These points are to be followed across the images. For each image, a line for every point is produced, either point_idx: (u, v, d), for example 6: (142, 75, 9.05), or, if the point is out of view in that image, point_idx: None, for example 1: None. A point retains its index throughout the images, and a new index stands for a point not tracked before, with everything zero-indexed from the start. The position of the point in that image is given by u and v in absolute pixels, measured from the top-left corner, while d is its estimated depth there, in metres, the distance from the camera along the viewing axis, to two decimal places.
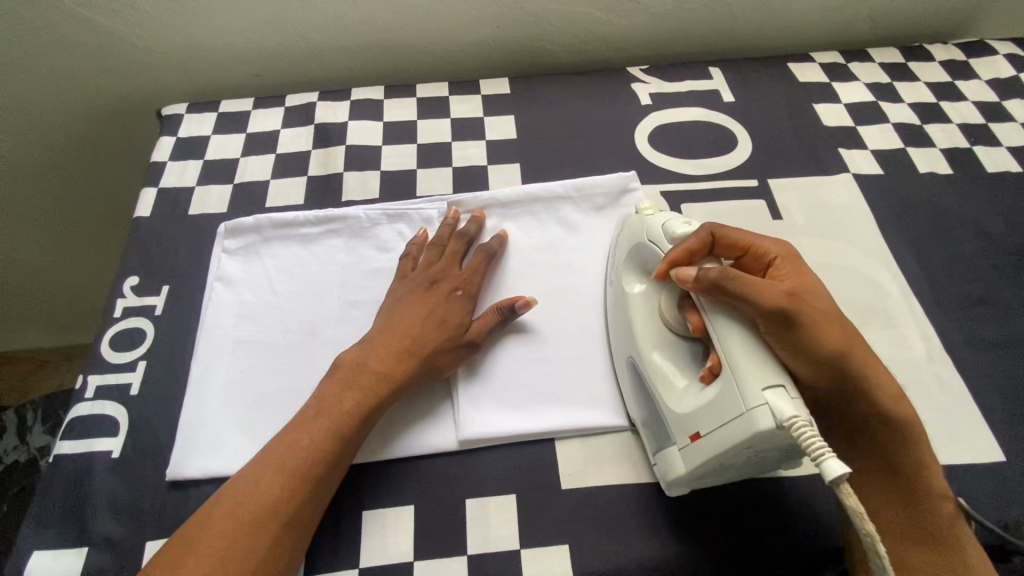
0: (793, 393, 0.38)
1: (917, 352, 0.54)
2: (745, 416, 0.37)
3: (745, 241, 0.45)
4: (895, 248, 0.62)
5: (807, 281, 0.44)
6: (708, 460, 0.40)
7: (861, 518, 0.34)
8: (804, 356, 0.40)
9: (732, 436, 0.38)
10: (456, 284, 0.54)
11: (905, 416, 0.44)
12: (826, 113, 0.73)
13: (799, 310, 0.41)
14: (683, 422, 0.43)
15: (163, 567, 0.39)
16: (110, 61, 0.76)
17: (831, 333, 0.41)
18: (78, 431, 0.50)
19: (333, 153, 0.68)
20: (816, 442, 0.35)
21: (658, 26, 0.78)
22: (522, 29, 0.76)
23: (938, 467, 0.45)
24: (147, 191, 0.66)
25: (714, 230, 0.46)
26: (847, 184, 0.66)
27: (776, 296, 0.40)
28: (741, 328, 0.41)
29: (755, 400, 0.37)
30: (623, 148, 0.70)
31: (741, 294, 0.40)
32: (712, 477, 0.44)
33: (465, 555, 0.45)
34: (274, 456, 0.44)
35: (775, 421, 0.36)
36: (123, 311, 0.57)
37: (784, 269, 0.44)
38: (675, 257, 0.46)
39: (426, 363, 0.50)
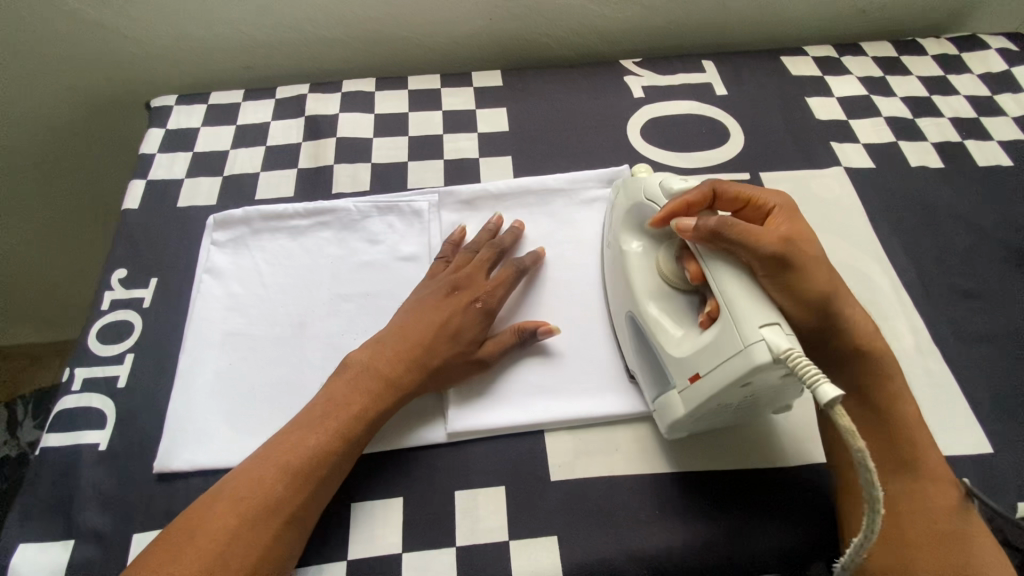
0: (787, 330, 0.38)
1: (906, 344, 0.55)
2: (743, 353, 0.38)
3: (744, 194, 0.46)
4: (885, 241, 0.62)
5: (801, 232, 0.44)
6: (707, 400, 0.41)
7: (854, 438, 0.34)
8: (795, 298, 0.42)
9: (730, 373, 0.39)
10: (477, 295, 0.52)
11: (890, 368, 0.46)
12: (818, 106, 0.73)
13: (795, 253, 0.42)
14: (682, 364, 0.43)
15: (158, 560, 0.39)
16: (98, 53, 0.76)
17: (824, 275, 0.43)
18: (65, 424, 0.49)
19: (324, 145, 0.68)
20: (809, 367, 0.35)
21: (651, 18, 0.78)
22: (514, 22, 0.76)
23: (936, 447, 0.44)
24: (136, 183, 0.65)
25: (715, 186, 0.47)
26: (839, 177, 0.66)
27: (772, 241, 0.42)
28: (740, 274, 0.42)
29: (753, 337, 0.38)
30: (615, 141, 0.70)
31: (740, 239, 0.42)
32: (708, 420, 0.45)
33: (454, 547, 0.45)
34: (276, 454, 0.43)
35: (772, 355, 0.37)
36: (111, 303, 0.57)
37: (780, 219, 0.45)
38: (673, 209, 0.47)
39: (434, 372, 0.49)
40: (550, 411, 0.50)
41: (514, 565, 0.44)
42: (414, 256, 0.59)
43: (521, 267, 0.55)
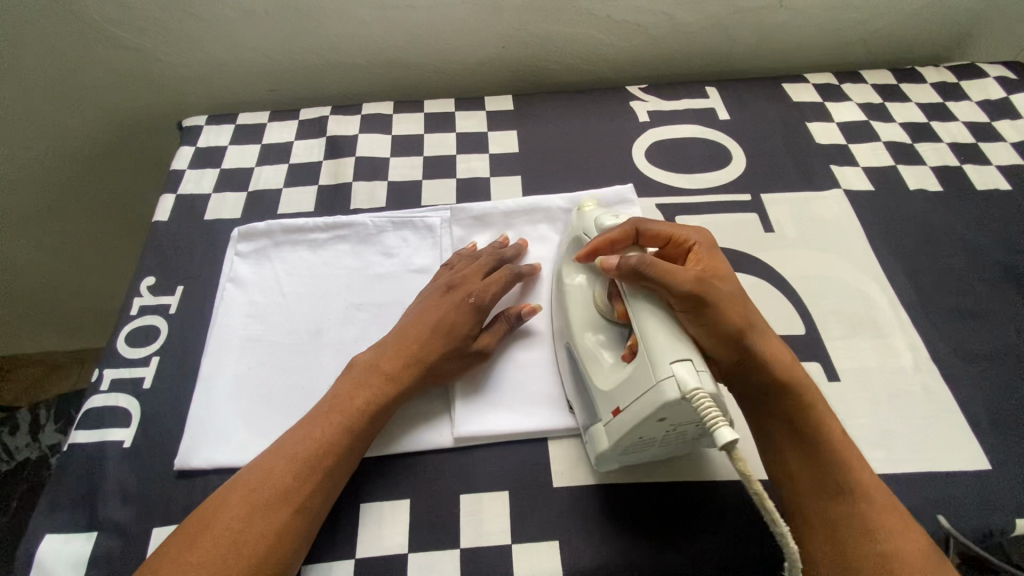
0: (699, 366, 0.41)
1: (904, 360, 0.56)
2: (654, 388, 0.41)
3: (666, 232, 0.51)
4: (884, 261, 0.63)
5: (718, 266, 0.50)
6: (626, 434, 0.43)
7: (749, 480, 0.37)
8: (710, 328, 0.45)
9: (646, 407, 0.41)
10: (473, 293, 0.54)
11: (805, 389, 0.47)
12: (819, 130, 0.76)
13: (706, 291, 0.45)
14: (607, 398, 0.46)
15: (182, 543, 0.41)
16: (136, 76, 0.81)
17: (734, 309, 0.46)
18: (93, 422, 0.52)
19: (343, 164, 0.72)
20: (712, 412, 0.38)
21: (658, 47, 0.81)
22: (525, 49, 0.80)
23: (866, 468, 0.45)
24: (166, 197, 0.69)
25: (638, 225, 0.51)
26: (838, 198, 0.68)
27: (688, 279, 0.45)
28: (658, 313, 0.44)
29: (664, 372, 0.40)
30: (621, 162, 0.73)
31: (658, 278, 0.45)
32: (637, 452, 0.46)
33: (458, 549, 0.46)
34: (289, 446, 0.46)
35: (679, 392, 0.39)
36: (139, 309, 0.60)
37: (700, 253, 0.51)
38: (598, 244, 0.51)
39: (432, 369, 0.51)
40: (552, 416, 0.52)
41: (515, 567, 0.45)
42: (425, 268, 0.62)
43: (518, 274, 0.57)
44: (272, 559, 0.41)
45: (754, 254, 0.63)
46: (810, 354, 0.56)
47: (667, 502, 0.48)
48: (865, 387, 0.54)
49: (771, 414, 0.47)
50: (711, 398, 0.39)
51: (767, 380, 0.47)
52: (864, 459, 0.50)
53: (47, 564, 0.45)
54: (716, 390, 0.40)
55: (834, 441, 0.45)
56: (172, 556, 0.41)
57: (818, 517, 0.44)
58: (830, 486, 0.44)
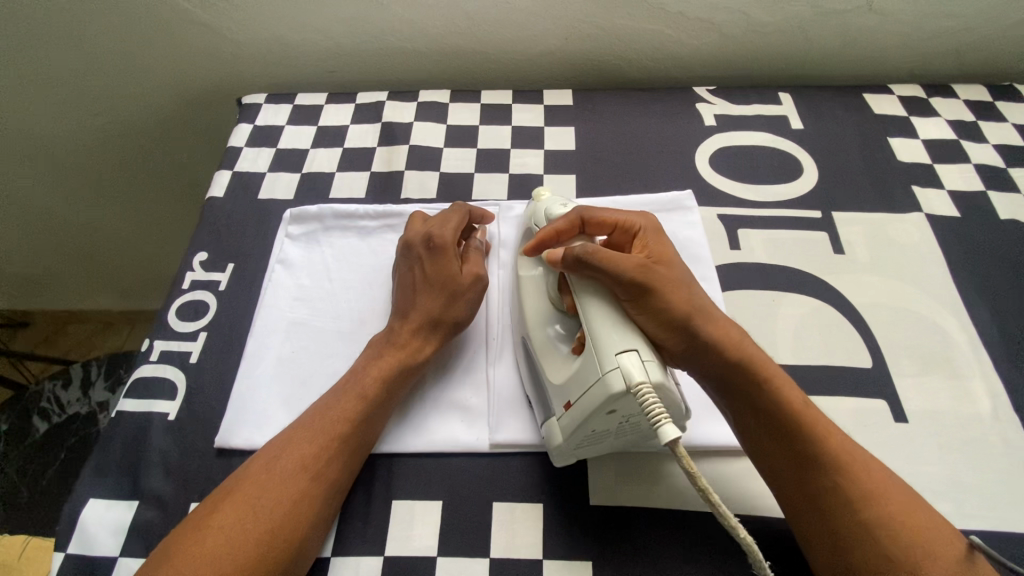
0: (645, 357, 0.40)
1: (982, 407, 0.51)
2: (601, 380, 0.40)
3: (609, 219, 0.51)
4: (966, 294, 0.58)
5: (664, 250, 0.49)
6: (577, 425, 0.42)
7: (693, 476, 0.36)
8: (658, 320, 0.44)
9: (593, 400, 0.41)
10: (430, 230, 0.55)
11: (754, 358, 0.45)
12: (902, 147, 0.71)
13: (650, 277, 0.45)
14: (560, 391, 0.45)
15: (206, 508, 0.43)
16: (199, 50, 0.82)
17: (682, 298, 0.45)
18: (140, 391, 0.53)
19: (397, 151, 0.71)
20: (654, 407, 0.38)
21: (731, 47, 0.77)
22: (590, 43, 0.77)
23: (857, 467, 0.42)
24: (223, 173, 0.70)
25: (582, 214, 0.51)
26: (918, 222, 0.63)
27: (629, 265, 0.45)
28: (603, 300, 0.44)
29: (610, 365, 0.40)
30: (682, 167, 0.69)
31: (602, 266, 0.45)
32: (595, 446, 0.46)
33: (488, 558, 0.45)
34: (306, 422, 0.47)
35: (624, 384, 0.39)
36: (191, 283, 0.61)
37: (646, 239, 0.50)
38: (544, 236, 0.51)
39: (432, 324, 0.52)
40: None
41: None
42: None
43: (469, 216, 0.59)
44: (292, 529, 0.42)
45: (822, 276, 0.59)
46: (876, 390, 0.52)
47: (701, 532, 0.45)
48: (937, 431, 0.50)
49: (734, 396, 0.45)
50: (654, 389, 0.39)
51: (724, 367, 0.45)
52: None
53: (90, 527, 0.46)
54: (661, 380, 0.40)
55: (795, 411, 0.44)
56: (193, 523, 0.42)
57: (797, 499, 0.42)
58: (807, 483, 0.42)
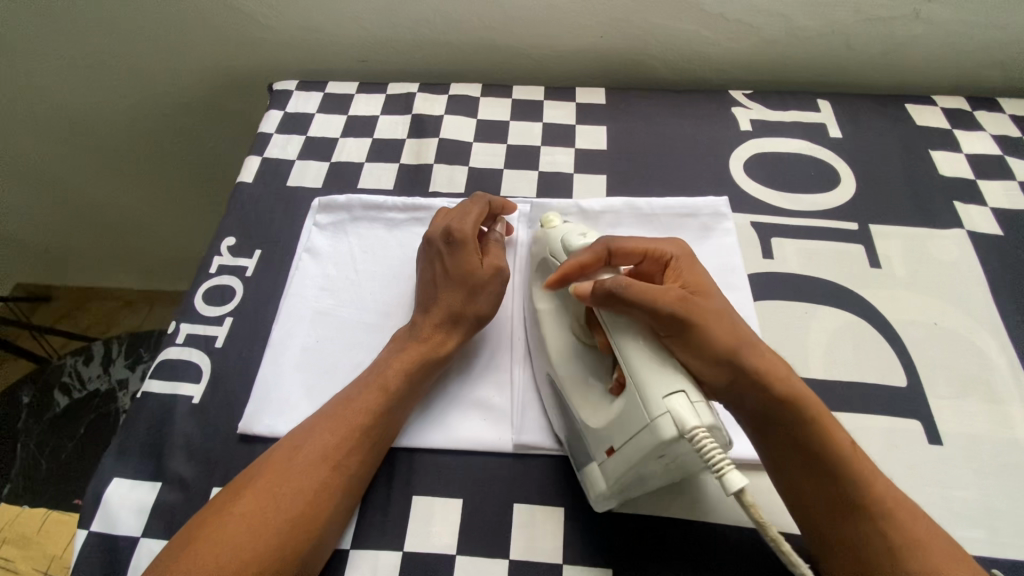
0: (694, 399, 0.39)
1: (1021, 433, 0.49)
2: (649, 426, 0.39)
3: (638, 248, 0.49)
4: (1007, 316, 0.56)
5: (700, 280, 0.47)
6: (626, 471, 0.41)
7: (766, 529, 0.35)
8: (699, 357, 0.42)
9: (642, 447, 0.39)
10: (449, 223, 0.54)
11: (801, 393, 0.43)
12: (943, 161, 0.69)
13: (689, 311, 0.42)
14: (598, 437, 0.43)
15: (229, 493, 0.43)
16: (230, 35, 0.82)
17: (722, 334, 0.43)
18: (166, 373, 0.53)
19: (426, 144, 0.70)
20: (715, 454, 0.36)
21: (771, 51, 0.75)
22: (626, 41, 0.76)
23: (903, 512, 0.41)
24: (252, 159, 0.70)
25: (607, 245, 0.49)
26: (958, 239, 0.62)
27: (666, 298, 0.43)
28: (640, 336, 0.43)
29: (659, 409, 0.39)
30: (715, 172, 0.68)
31: (638, 301, 0.43)
32: (638, 488, 0.44)
33: (507, 559, 0.45)
34: (330, 411, 0.47)
35: (677, 430, 0.37)
36: (218, 268, 0.61)
37: (678, 269, 0.48)
38: (568, 269, 0.49)
39: (452, 319, 0.52)
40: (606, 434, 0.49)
41: None
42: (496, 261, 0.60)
43: (489, 207, 0.58)
44: (312, 518, 0.42)
45: (856, 290, 0.58)
46: (910, 410, 0.51)
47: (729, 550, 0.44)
48: (972, 455, 0.48)
49: (777, 437, 0.43)
50: (708, 432, 0.38)
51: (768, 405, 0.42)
52: (961, 537, 0.45)
53: (115, 506, 0.47)
54: (713, 422, 0.38)
55: (840, 453, 0.42)
56: (217, 507, 0.42)
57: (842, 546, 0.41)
58: (852, 534, 0.41)
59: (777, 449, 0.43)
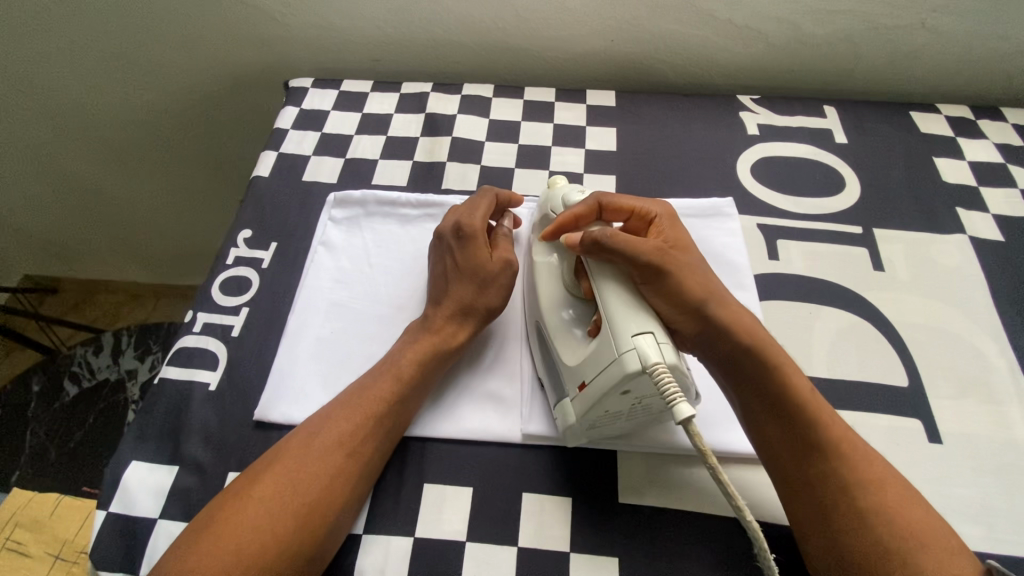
0: (660, 340, 0.42)
1: (1019, 434, 0.50)
2: (617, 360, 0.41)
3: (627, 206, 0.52)
4: (1007, 320, 0.57)
5: (680, 237, 0.52)
6: (591, 407, 0.43)
7: (706, 456, 0.38)
8: (670, 300, 0.46)
9: (607, 380, 0.42)
10: (459, 218, 0.56)
11: (767, 340, 0.46)
12: (947, 168, 0.70)
13: (664, 259, 0.47)
14: (572, 373, 0.46)
15: (247, 478, 0.44)
16: (247, 33, 0.83)
17: (693, 281, 0.47)
18: (184, 360, 0.55)
19: (439, 142, 0.72)
20: (671, 388, 0.39)
21: (779, 57, 0.77)
22: (636, 46, 0.77)
23: (860, 455, 0.42)
24: (269, 154, 0.71)
25: (600, 200, 0.52)
26: (960, 244, 0.63)
27: (646, 248, 0.47)
28: (617, 279, 0.46)
29: (626, 346, 0.41)
30: (723, 175, 0.69)
31: (617, 247, 0.46)
32: (605, 427, 0.47)
33: (516, 547, 0.46)
34: (345, 400, 0.49)
35: (641, 364, 0.40)
36: (235, 259, 0.62)
37: (661, 226, 0.52)
38: (563, 221, 0.52)
39: (462, 312, 0.53)
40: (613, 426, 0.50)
41: None
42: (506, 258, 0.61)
43: (497, 201, 0.59)
44: (327, 504, 0.43)
45: (859, 291, 0.59)
46: (910, 409, 0.52)
47: (728, 541, 0.45)
48: (971, 454, 0.49)
49: (739, 377, 0.45)
50: (669, 370, 0.40)
51: (732, 347, 0.46)
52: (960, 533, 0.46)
53: (132, 489, 0.48)
54: (675, 362, 0.41)
55: (800, 397, 0.44)
56: (234, 491, 0.43)
57: (794, 479, 0.42)
58: (806, 470, 0.42)
59: (744, 394, 0.45)
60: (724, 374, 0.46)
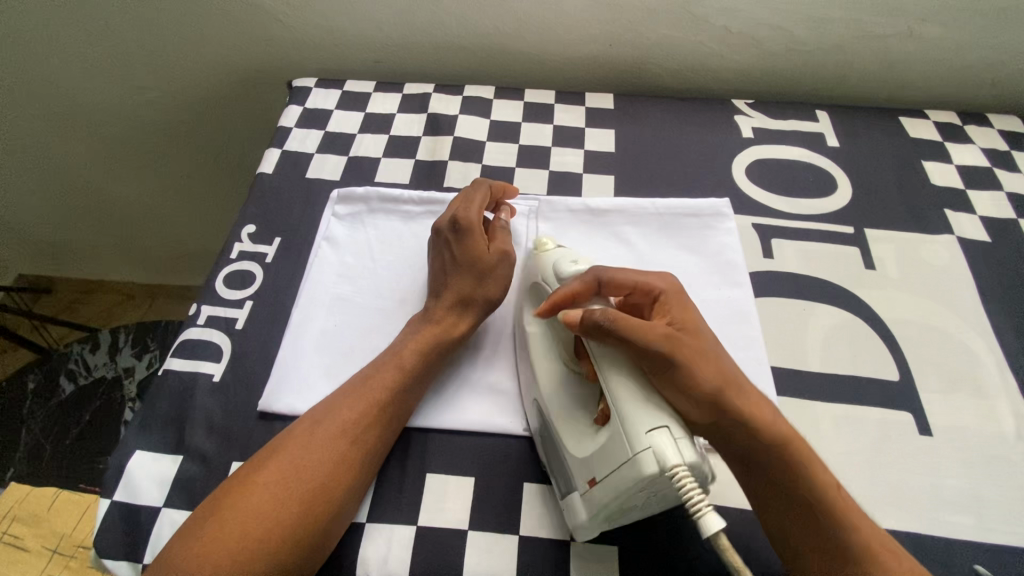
0: (676, 434, 0.39)
1: (1005, 427, 0.52)
2: (631, 461, 0.38)
3: (627, 280, 0.47)
4: (994, 317, 0.59)
5: (690, 316, 0.46)
6: (606, 505, 0.41)
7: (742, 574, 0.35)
8: (683, 394, 0.41)
9: (625, 481, 0.39)
10: (455, 212, 0.57)
11: (792, 435, 0.43)
12: (935, 171, 0.72)
13: (675, 349, 0.42)
14: (582, 466, 0.43)
15: (254, 463, 0.45)
16: (252, 34, 0.84)
17: (709, 372, 0.42)
18: (187, 353, 0.55)
19: (441, 142, 0.73)
20: (695, 495, 0.36)
21: (773, 63, 0.79)
22: (634, 49, 0.79)
23: (891, 559, 0.40)
24: (272, 151, 0.72)
25: (598, 274, 0.48)
26: (949, 245, 0.65)
27: (653, 337, 0.42)
28: (624, 370, 0.42)
29: (641, 445, 0.38)
30: (719, 176, 0.71)
31: (623, 337, 0.42)
32: (618, 521, 0.44)
33: (517, 536, 0.46)
34: (352, 388, 0.49)
35: (659, 466, 0.37)
36: (238, 254, 0.63)
37: (667, 303, 0.47)
38: (559, 298, 0.49)
39: (462, 304, 0.54)
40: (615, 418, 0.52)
41: (572, 565, 0.45)
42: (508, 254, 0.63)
43: (491, 192, 0.61)
44: (333, 489, 0.44)
45: (851, 289, 0.61)
46: (901, 403, 0.53)
47: (729, 536, 0.46)
48: (961, 447, 0.51)
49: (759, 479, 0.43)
50: (689, 470, 0.38)
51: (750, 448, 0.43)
52: (949, 523, 0.47)
53: (136, 478, 0.48)
54: (695, 460, 0.38)
55: (830, 497, 0.42)
56: (242, 475, 0.44)
57: None
58: None
59: (767, 489, 0.43)
60: (745, 468, 0.44)
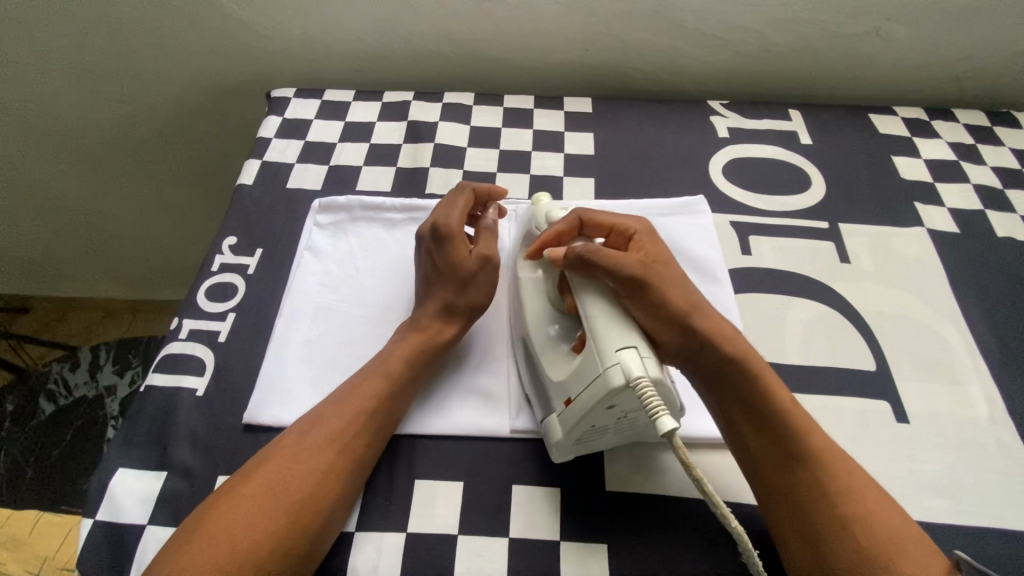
0: (644, 353, 0.42)
1: (979, 412, 0.53)
2: (601, 375, 0.42)
3: (607, 222, 0.54)
4: (965, 306, 0.61)
5: (659, 252, 0.52)
6: (574, 420, 0.44)
7: (690, 468, 0.38)
8: (654, 315, 0.47)
9: (593, 394, 0.42)
10: (435, 220, 0.56)
11: (750, 352, 0.48)
12: (905, 165, 0.74)
13: (648, 274, 0.48)
14: (560, 388, 0.47)
15: (240, 477, 0.45)
16: (229, 46, 0.84)
17: (674, 295, 0.48)
18: (170, 367, 0.55)
19: (422, 149, 0.73)
20: (653, 401, 0.39)
21: (745, 64, 0.80)
22: (610, 53, 0.80)
23: (855, 476, 0.43)
24: (252, 162, 0.72)
25: (581, 216, 0.54)
26: (920, 237, 0.66)
27: (629, 262, 0.47)
28: (601, 295, 0.47)
29: (611, 361, 0.42)
30: (696, 175, 0.72)
31: (600, 264, 0.47)
32: (591, 441, 0.47)
33: (508, 537, 0.47)
34: (337, 396, 0.49)
35: (624, 379, 0.41)
36: (220, 266, 0.62)
37: (641, 241, 0.53)
38: (546, 239, 0.54)
39: (446, 312, 0.54)
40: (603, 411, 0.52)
41: (562, 566, 0.45)
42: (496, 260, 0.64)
43: (475, 195, 0.59)
44: (321, 499, 0.44)
45: (828, 283, 0.62)
46: (879, 392, 0.54)
47: (718, 532, 0.46)
48: (937, 433, 0.52)
49: (725, 399, 0.47)
50: (653, 385, 0.41)
51: (713, 362, 0.47)
52: (929, 507, 0.48)
53: (120, 496, 0.48)
54: (660, 375, 0.42)
55: (789, 411, 0.45)
56: (228, 490, 0.44)
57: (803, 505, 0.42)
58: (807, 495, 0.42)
59: (729, 406, 0.46)
60: (709, 391, 0.47)
